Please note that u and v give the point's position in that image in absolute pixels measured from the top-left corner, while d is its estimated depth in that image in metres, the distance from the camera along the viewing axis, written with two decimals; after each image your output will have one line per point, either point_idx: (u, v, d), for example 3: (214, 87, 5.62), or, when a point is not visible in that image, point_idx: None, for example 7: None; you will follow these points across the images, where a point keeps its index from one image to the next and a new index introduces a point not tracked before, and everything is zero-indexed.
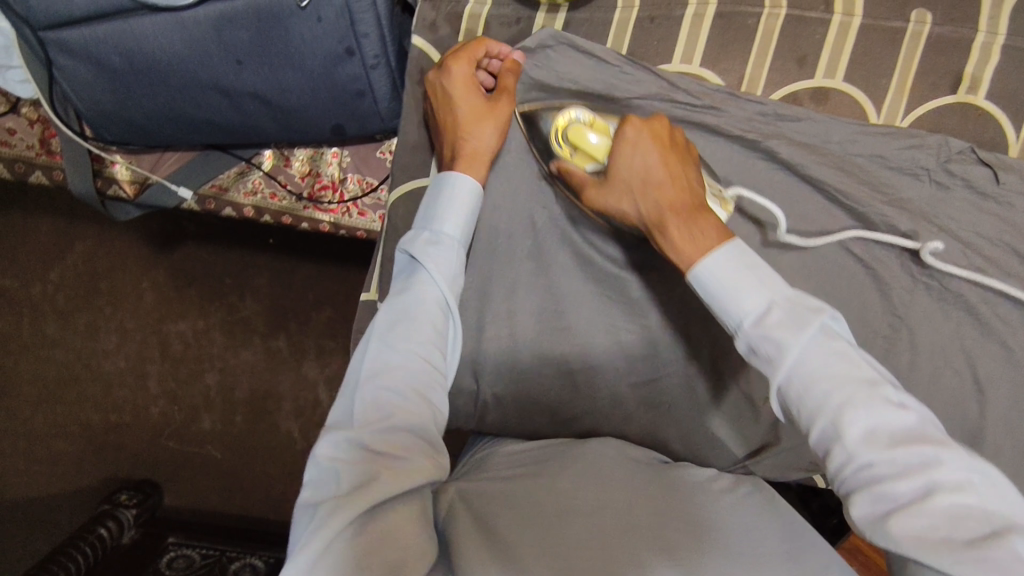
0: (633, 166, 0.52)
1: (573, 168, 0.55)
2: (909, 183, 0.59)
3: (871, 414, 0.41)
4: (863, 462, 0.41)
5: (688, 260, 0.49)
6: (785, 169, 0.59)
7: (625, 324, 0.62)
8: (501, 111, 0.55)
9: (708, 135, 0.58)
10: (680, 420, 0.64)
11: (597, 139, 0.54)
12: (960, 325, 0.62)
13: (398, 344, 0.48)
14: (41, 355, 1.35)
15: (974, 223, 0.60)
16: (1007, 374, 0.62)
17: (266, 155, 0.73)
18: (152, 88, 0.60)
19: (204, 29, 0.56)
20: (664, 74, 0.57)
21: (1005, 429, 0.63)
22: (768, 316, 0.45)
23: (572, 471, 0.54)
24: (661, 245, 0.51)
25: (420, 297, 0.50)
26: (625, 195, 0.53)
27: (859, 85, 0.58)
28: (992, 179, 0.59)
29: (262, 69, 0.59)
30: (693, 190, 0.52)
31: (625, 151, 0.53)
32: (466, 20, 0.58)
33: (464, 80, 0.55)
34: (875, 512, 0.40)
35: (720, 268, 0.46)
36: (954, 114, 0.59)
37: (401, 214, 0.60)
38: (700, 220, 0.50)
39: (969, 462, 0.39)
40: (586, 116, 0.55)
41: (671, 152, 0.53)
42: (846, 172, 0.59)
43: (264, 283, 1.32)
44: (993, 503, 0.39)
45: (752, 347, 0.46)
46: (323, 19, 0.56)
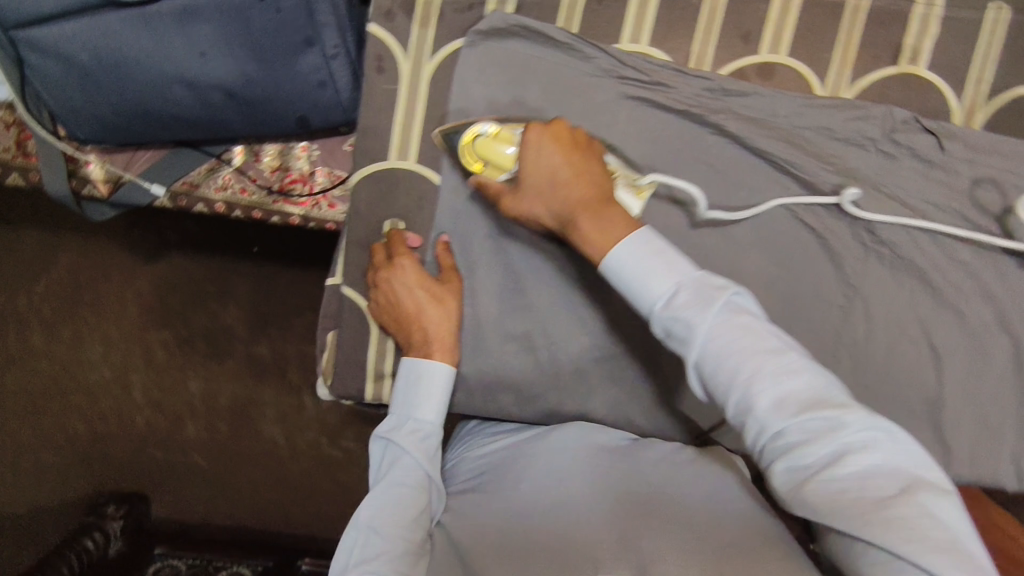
0: (540, 170, 0.53)
1: (486, 181, 0.56)
2: (856, 153, 0.61)
3: (777, 385, 0.43)
4: (776, 432, 0.43)
5: (601, 257, 0.50)
6: (734, 143, 0.61)
7: (587, 300, 0.63)
8: (449, 297, 0.60)
9: (659, 111, 0.60)
10: (643, 394, 0.65)
11: (503, 147, 0.55)
12: (915, 293, 0.64)
13: (383, 525, 0.53)
14: (27, 367, 1.35)
15: (922, 190, 0.62)
16: (960, 340, 0.64)
17: (237, 151, 0.75)
18: (121, 84, 0.62)
19: (169, 23, 0.58)
20: (614, 53, 0.59)
21: (963, 394, 0.65)
22: (676, 298, 0.47)
23: (533, 479, 0.57)
24: (575, 242, 0.53)
25: (403, 477, 0.56)
26: (536, 200, 0.54)
27: (804, 60, 0.60)
28: (936, 147, 0.61)
29: (226, 62, 0.61)
30: (599, 182, 0.53)
31: (531, 154, 0.53)
32: (419, 7, 0.58)
33: (413, 275, 0.59)
34: (795, 478, 0.42)
35: (630, 253, 0.48)
36: (897, 85, 0.61)
37: (363, 197, 0.62)
38: (607, 213, 0.51)
39: (871, 422, 0.42)
40: (490, 129, 0.56)
41: (574, 153, 0.54)
42: (795, 145, 0.60)
43: (247, 290, 1.33)
44: (897, 459, 0.41)
45: (666, 330, 0.47)
46: (282, 10, 0.58)
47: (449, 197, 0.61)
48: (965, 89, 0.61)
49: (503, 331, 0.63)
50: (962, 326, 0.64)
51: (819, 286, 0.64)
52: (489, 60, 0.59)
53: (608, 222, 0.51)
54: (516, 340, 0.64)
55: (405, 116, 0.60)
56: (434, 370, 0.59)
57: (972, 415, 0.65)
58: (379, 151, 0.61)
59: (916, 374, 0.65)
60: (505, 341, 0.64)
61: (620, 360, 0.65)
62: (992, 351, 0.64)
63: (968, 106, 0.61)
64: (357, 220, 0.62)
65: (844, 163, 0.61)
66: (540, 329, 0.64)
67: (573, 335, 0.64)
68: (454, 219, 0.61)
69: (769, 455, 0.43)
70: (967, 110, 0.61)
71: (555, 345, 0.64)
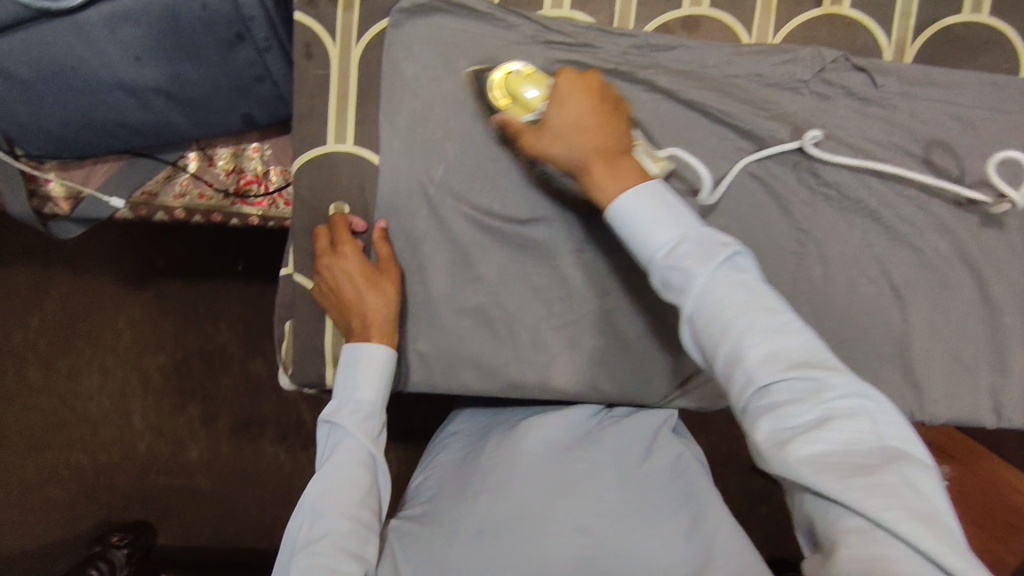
0: (566, 114, 0.53)
1: (512, 117, 0.56)
2: (790, 97, 0.61)
3: (772, 341, 0.43)
4: (763, 385, 0.42)
5: (608, 201, 0.50)
6: (666, 98, 0.61)
7: (538, 266, 0.63)
8: (387, 283, 0.61)
9: (588, 73, 0.60)
10: (604, 359, 0.65)
11: (532, 90, 0.56)
12: (868, 233, 0.63)
13: (328, 509, 0.57)
14: (25, 403, 1.34)
15: (861, 128, 0.62)
16: (920, 277, 0.63)
17: (190, 157, 0.75)
18: (63, 94, 0.64)
19: (99, 29, 0.60)
20: (538, 19, 0.60)
21: (928, 331, 0.64)
22: (678, 249, 0.46)
23: (508, 469, 0.62)
24: (585, 187, 0.53)
25: (344, 460, 0.59)
26: (557, 139, 0.53)
27: (727, 10, 0.62)
28: (869, 83, 0.61)
29: (160, 63, 0.62)
30: (619, 139, 0.54)
31: (560, 102, 0.54)
32: None
33: (351, 261, 0.60)
34: (777, 435, 0.41)
35: (636, 205, 0.48)
36: (822, 26, 0.63)
37: (306, 183, 0.63)
38: (623, 164, 0.51)
39: (860, 389, 0.41)
40: (524, 69, 0.57)
41: (602, 105, 0.54)
42: (727, 94, 0.61)
43: (235, 308, 1.34)
44: (882, 429, 0.40)
45: (664, 279, 0.47)
46: (207, 6, 0.59)
47: (389, 175, 0.61)
48: (892, 25, 0.62)
49: (457, 305, 0.63)
50: (920, 263, 0.63)
51: (771, 235, 0.63)
52: (415, 36, 0.60)
53: (618, 171, 0.51)
54: (469, 315, 0.64)
55: (339, 99, 0.61)
56: (375, 354, 0.60)
57: (942, 353, 0.64)
58: (317, 135, 0.62)
59: (880, 316, 0.64)
60: (459, 316, 0.64)
61: (577, 325, 0.64)
62: (954, 284, 0.63)
63: (897, 40, 0.63)
64: (303, 206, 0.63)
65: (778, 107, 0.61)
66: (493, 301, 0.63)
67: (527, 304, 0.64)
68: (395, 197, 0.62)
69: (751, 410, 0.42)
70: (896, 44, 0.63)
71: (509, 316, 0.64)
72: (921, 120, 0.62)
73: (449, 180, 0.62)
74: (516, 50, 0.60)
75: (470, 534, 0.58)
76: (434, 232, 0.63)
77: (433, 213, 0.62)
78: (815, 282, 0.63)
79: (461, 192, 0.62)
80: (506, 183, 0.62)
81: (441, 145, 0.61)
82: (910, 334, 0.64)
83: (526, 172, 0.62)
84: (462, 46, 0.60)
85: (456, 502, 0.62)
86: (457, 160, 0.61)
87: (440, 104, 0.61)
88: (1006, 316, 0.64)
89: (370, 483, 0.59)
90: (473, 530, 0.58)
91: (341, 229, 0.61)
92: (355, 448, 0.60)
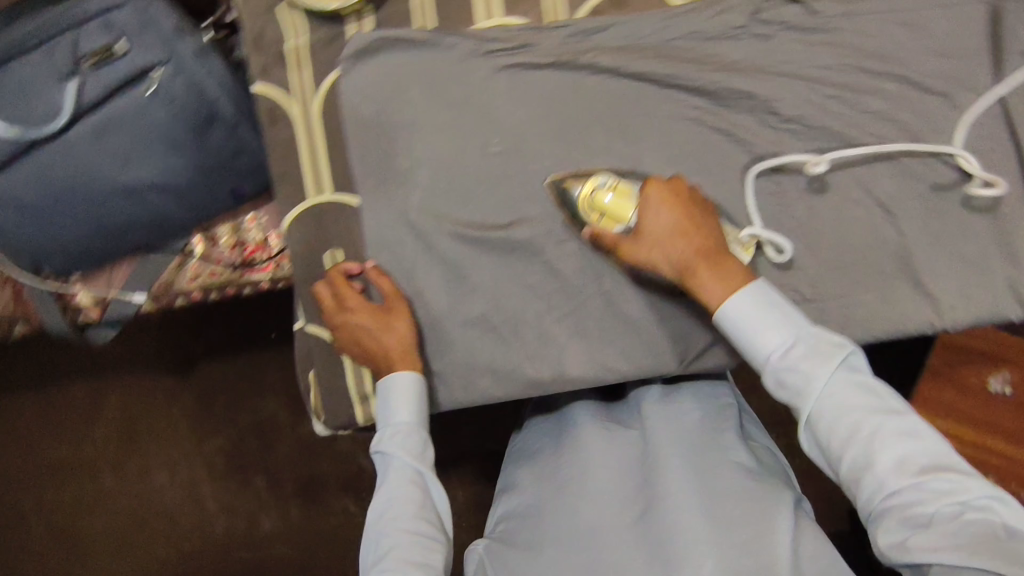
0: (657, 221, 0.57)
1: (604, 229, 0.59)
2: (731, 45, 0.63)
3: (898, 445, 0.49)
4: (891, 491, 0.48)
5: (715, 307, 0.56)
6: (612, 75, 0.63)
7: (530, 264, 0.65)
8: (397, 314, 0.63)
9: (533, 71, 0.63)
10: (613, 337, 0.66)
11: (619, 201, 0.59)
12: (841, 157, 0.63)
13: (387, 526, 0.58)
14: (102, 510, 1.37)
15: (808, 58, 0.62)
16: (902, 187, 0.63)
17: (195, 241, 0.80)
18: (68, 210, 0.69)
19: (86, 144, 0.65)
20: (474, 33, 0.63)
21: (928, 237, 0.63)
22: (793, 350, 0.53)
23: (579, 485, 0.67)
24: (692, 289, 0.57)
25: (394, 478, 0.60)
26: (653, 248, 0.58)
27: None
28: (806, 12, 0.62)
29: (146, 161, 0.67)
30: (716, 237, 0.58)
31: (651, 211, 0.58)
32: (290, 54, 0.64)
33: (360, 307, 0.63)
34: (901, 538, 0.48)
35: (740, 309, 0.54)
36: None
37: (297, 237, 0.66)
38: (725, 264, 0.56)
39: (987, 487, 0.47)
40: (608, 181, 0.60)
41: (690, 211, 0.58)
42: (669, 58, 0.62)
43: (278, 378, 1.38)
44: (1010, 518, 0.46)
45: (779, 380, 0.53)
46: (174, 98, 0.64)
47: (370, 211, 0.65)
48: None
49: (463, 319, 0.66)
50: (900, 173, 0.63)
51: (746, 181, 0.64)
52: (365, 78, 0.63)
53: (723, 274, 0.56)
54: (477, 324, 0.66)
55: (310, 152, 0.65)
56: (402, 380, 0.62)
57: (947, 257, 0.64)
58: (298, 191, 0.66)
59: (874, 233, 0.64)
60: (468, 328, 0.66)
61: (581, 311, 0.66)
62: (941, 184, 0.63)
63: None
64: (300, 260, 0.67)
65: (722, 58, 0.63)
66: (495, 306, 0.65)
67: (528, 302, 0.66)
68: (381, 230, 0.65)
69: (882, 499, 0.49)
70: None
71: (514, 317, 0.66)
72: (864, 36, 0.63)
73: (428, 204, 0.65)
74: (462, 69, 0.63)
75: (572, 532, 0.64)
76: (425, 254, 0.65)
77: (421, 238, 0.65)
78: (801, 215, 0.64)
79: (441, 211, 0.65)
80: (482, 193, 0.64)
81: (413, 173, 0.64)
82: (908, 244, 0.64)
83: (497, 179, 0.64)
84: (411, 76, 0.63)
85: (553, 500, 0.67)
86: (431, 183, 0.64)
87: (403, 135, 0.64)
88: (1003, 204, 0.63)
89: (427, 498, 0.60)
90: (578, 528, 0.64)
91: (341, 282, 0.65)
92: (405, 467, 0.60)
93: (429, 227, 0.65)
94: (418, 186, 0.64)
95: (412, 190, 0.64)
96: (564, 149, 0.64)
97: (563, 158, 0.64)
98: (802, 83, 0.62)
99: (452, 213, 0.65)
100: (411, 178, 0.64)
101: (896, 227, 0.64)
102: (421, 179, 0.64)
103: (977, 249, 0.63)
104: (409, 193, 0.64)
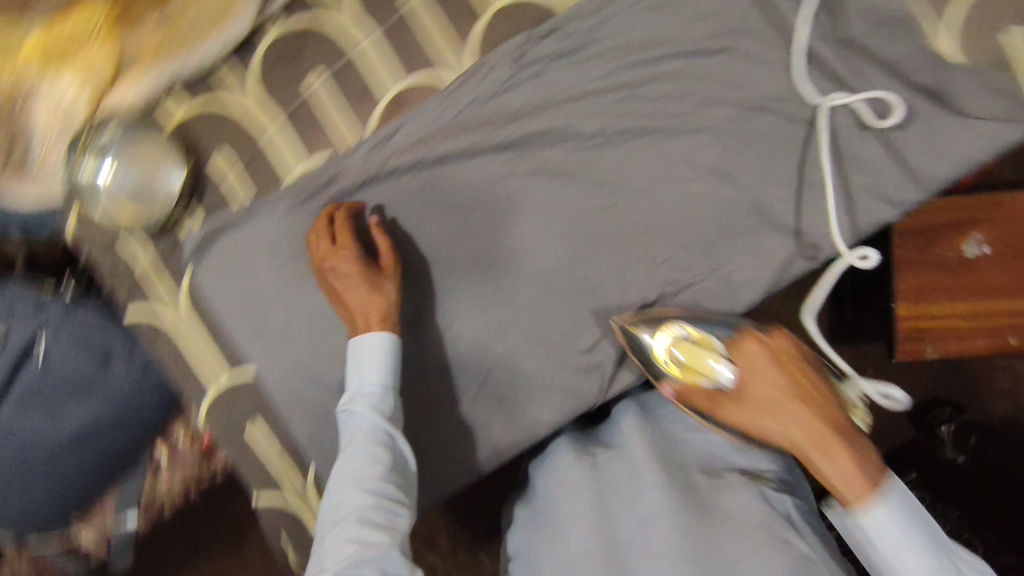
0: (761, 386, 0.60)
1: (689, 387, 0.63)
2: (511, 94, 0.65)
3: None
4: None
5: (854, 509, 0.54)
6: (417, 168, 0.65)
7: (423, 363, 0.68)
8: (390, 279, 0.64)
9: (349, 194, 0.66)
10: (528, 391, 0.68)
11: (711, 364, 0.62)
12: (655, 145, 0.64)
13: (348, 486, 0.58)
14: None
15: (583, 76, 0.64)
16: (725, 148, 0.64)
17: (158, 450, 0.83)
18: (28, 483, 0.73)
19: (14, 424, 0.71)
20: (287, 188, 0.66)
21: (770, 182, 0.63)
22: (885, 514, 0.53)
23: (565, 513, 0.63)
24: (806, 466, 0.57)
25: (357, 439, 0.60)
26: (760, 410, 0.59)
27: (418, 70, 0.65)
28: (564, 36, 0.64)
29: (71, 412, 0.73)
30: (826, 393, 0.59)
31: (754, 372, 0.61)
32: (144, 275, 0.69)
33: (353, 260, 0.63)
34: None
35: (884, 528, 0.52)
36: (499, 23, 0.65)
37: (218, 425, 0.70)
38: (842, 450, 0.54)
39: None
40: (688, 330, 0.63)
41: (795, 373, 0.60)
42: (460, 132, 0.65)
43: None
44: None
45: (862, 525, 0.54)
46: (65, 354, 0.73)
47: (267, 376, 0.69)
48: None
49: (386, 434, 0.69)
50: (717, 137, 0.63)
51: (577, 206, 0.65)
52: (213, 267, 0.67)
53: (851, 480, 0.54)
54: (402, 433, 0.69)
55: (197, 348, 0.70)
56: (376, 341, 0.62)
57: (795, 191, 0.63)
58: (201, 385, 0.70)
59: (718, 200, 0.64)
60: None
61: (486, 383, 0.68)
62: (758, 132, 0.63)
63: None
64: (230, 442, 0.71)
65: (507, 109, 0.65)
66: (411, 411, 0.68)
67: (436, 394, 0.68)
68: (284, 389, 0.69)
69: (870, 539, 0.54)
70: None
71: (432, 412, 0.68)
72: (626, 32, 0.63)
73: (311, 352, 0.68)
74: (289, 221, 0.67)
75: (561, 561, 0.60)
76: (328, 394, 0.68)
77: (317, 382, 0.68)
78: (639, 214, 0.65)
79: (324, 352, 0.68)
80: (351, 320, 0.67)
81: (287, 330, 0.68)
82: (749, 198, 0.64)
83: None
84: (250, 247, 0.67)
85: (574, 513, 0.62)
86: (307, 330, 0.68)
87: (265, 301, 0.68)
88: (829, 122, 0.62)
89: (392, 461, 0.59)
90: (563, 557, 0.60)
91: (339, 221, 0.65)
92: (369, 427, 0.60)
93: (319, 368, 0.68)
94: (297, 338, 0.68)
95: (293, 343, 0.68)
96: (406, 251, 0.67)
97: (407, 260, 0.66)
98: (586, 101, 0.64)
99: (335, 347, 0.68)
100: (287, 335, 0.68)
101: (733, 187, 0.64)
102: (295, 330, 0.68)
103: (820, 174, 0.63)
104: (292, 348, 0.68)
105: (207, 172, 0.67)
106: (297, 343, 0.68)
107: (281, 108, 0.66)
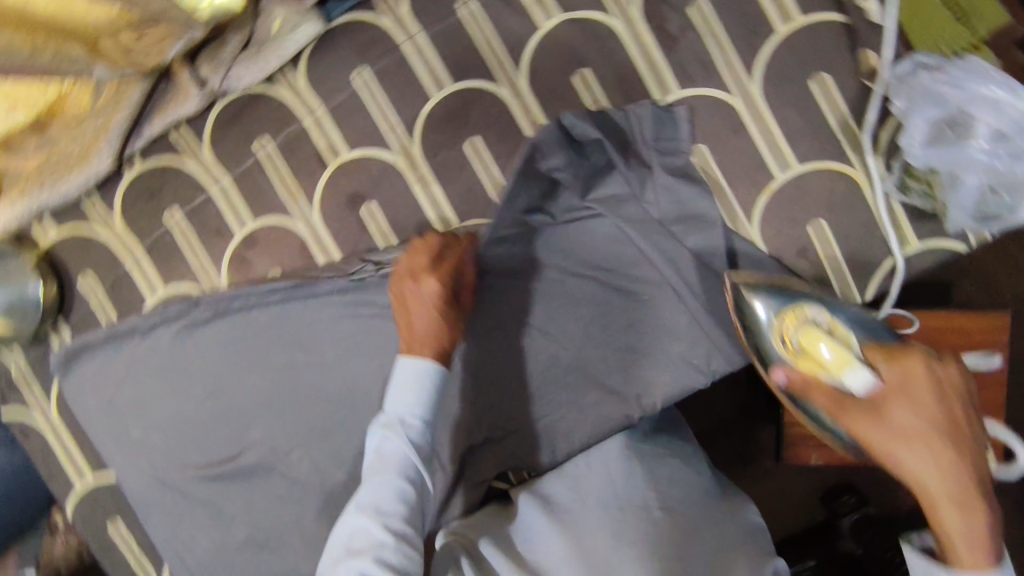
0: (905, 417, 0.48)
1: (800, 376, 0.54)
2: (353, 242, 0.69)
3: None
4: None
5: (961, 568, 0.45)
6: (263, 305, 0.69)
7: (253, 488, 0.70)
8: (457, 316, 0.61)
9: (198, 325, 0.71)
10: None
11: (828, 351, 0.53)
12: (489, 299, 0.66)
13: (367, 501, 0.52)
14: None
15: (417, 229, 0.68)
16: (552, 308, 0.65)
17: None
18: None
19: None
20: (146, 312, 0.72)
21: (595, 342, 0.65)
22: None
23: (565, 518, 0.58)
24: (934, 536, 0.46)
25: (386, 455, 0.54)
26: (873, 426, 0.49)
27: (267, 213, 0.70)
28: (400, 193, 0.68)
29: None
30: (960, 420, 0.48)
31: (910, 401, 0.48)
32: (20, 378, 0.76)
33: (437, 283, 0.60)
34: None
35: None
36: (341, 176, 0.69)
37: (83, 518, 0.76)
38: (975, 511, 0.45)
39: None
40: (825, 322, 0.56)
41: (928, 392, 0.48)
42: (304, 274, 0.69)
43: None
44: None
45: None
46: None
47: (125, 482, 0.73)
48: (388, 141, 0.68)
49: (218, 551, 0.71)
50: (545, 296, 0.66)
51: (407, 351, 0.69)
52: (78, 379, 0.73)
53: (907, 387, 0.49)
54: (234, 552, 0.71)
55: (66, 450, 0.76)
56: (419, 370, 0.56)
57: (620, 355, 0.65)
58: (67, 482, 0.76)
59: (547, 354, 0.66)
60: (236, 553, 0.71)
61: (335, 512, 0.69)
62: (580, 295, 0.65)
63: (402, 149, 0.68)
64: (93, 538, 0.76)
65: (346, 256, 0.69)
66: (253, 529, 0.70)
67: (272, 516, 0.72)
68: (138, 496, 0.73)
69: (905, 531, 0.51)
70: (403, 155, 0.67)
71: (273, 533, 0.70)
72: (458, 194, 0.67)
73: (156, 470, 0.72)
74: (145, 345, 0.72)
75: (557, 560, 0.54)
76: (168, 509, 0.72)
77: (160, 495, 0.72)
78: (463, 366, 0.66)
79: (167, 470, 0.72)
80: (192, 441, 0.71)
81: (134, 447, 0.72)
82: (571, 360, 0.66)
83: (202, 426, 0.71)
84: (110, 365, 0.72)
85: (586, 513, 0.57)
86: (152, 451, 0.72)
87: (120, 418, 0.73)
88: (642, 290, 0.64)
89: (416, 498, 0.53)
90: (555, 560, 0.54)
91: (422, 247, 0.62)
92: (399, 457, 0.53)
93: (161, 483, 0.72)
94: (141, 456, 0.72)
95: (138, 459, 0.72)
96: (242, 386, 0.70)
97: (245, 392, 0.70)
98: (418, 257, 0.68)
99: (173, 468, 0.71)
100: (135, 450, 0.72)
101: (556, 347, 0.66)
102: (139, 447, 0.72)
103: (639, 340, 0.65)
104: (137, 464, 0.72)
105: (76, 293, 0.75)
106: (139, 463, 0.72)
107: (145, 238, 0.73)
